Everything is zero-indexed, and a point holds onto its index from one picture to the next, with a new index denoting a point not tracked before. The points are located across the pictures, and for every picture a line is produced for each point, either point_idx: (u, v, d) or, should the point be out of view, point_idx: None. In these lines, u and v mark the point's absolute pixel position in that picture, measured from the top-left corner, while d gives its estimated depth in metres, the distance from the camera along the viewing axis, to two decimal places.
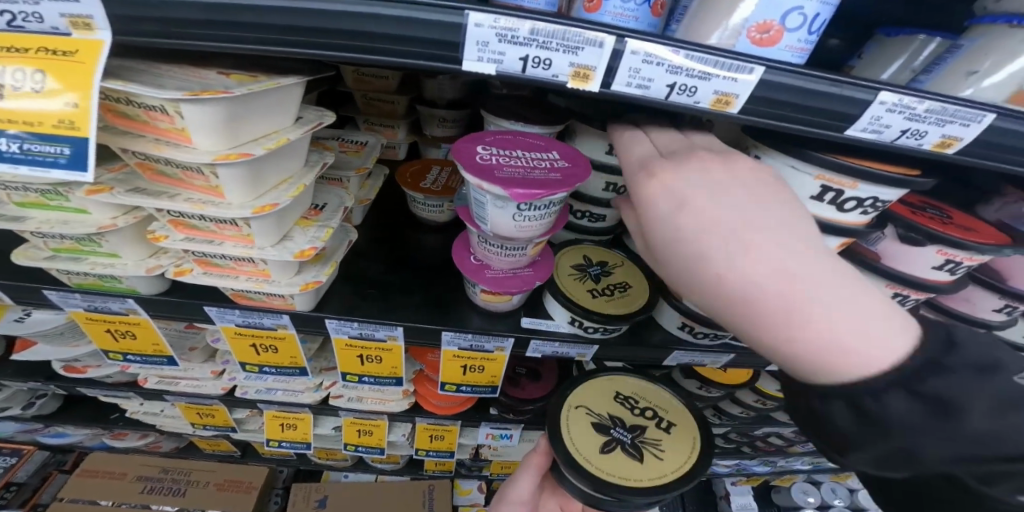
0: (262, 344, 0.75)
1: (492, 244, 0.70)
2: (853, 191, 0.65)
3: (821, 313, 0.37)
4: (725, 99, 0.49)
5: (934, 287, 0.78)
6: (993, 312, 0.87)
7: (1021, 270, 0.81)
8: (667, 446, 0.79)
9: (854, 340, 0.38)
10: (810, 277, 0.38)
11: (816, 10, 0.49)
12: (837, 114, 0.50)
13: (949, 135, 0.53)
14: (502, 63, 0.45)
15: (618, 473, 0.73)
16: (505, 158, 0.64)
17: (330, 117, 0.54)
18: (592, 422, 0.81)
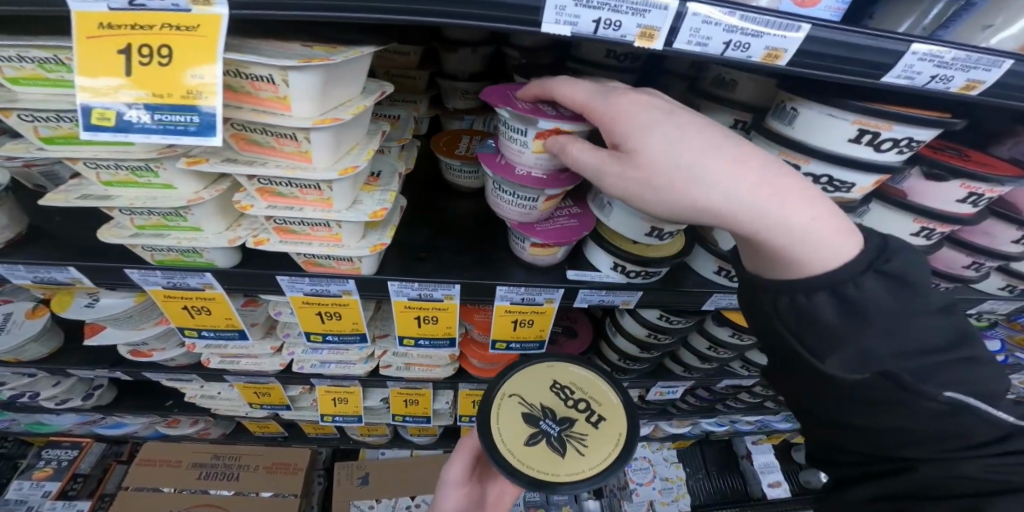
0: (328, 312, 0.78)
1: (506, 191, 0.71)
2: (888, 133, 0.56)
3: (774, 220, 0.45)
4: (775, 53, 0.45)
5: (972, 223, 0.66)
6: (1012, 245, 0.71)
7: None
8: (590, 441, 0.78)
9: (807, 238, 0.46)
10: (738, 175, 0.45)
11: None
12: (874, 65, 0.45)
13: (971, 81, 0.46)
14: (578, 26, 0.43)
15: (532, 462, 0.74)
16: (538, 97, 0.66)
17: (391, 87, 0.54)
18: (523, 411, 0.81)
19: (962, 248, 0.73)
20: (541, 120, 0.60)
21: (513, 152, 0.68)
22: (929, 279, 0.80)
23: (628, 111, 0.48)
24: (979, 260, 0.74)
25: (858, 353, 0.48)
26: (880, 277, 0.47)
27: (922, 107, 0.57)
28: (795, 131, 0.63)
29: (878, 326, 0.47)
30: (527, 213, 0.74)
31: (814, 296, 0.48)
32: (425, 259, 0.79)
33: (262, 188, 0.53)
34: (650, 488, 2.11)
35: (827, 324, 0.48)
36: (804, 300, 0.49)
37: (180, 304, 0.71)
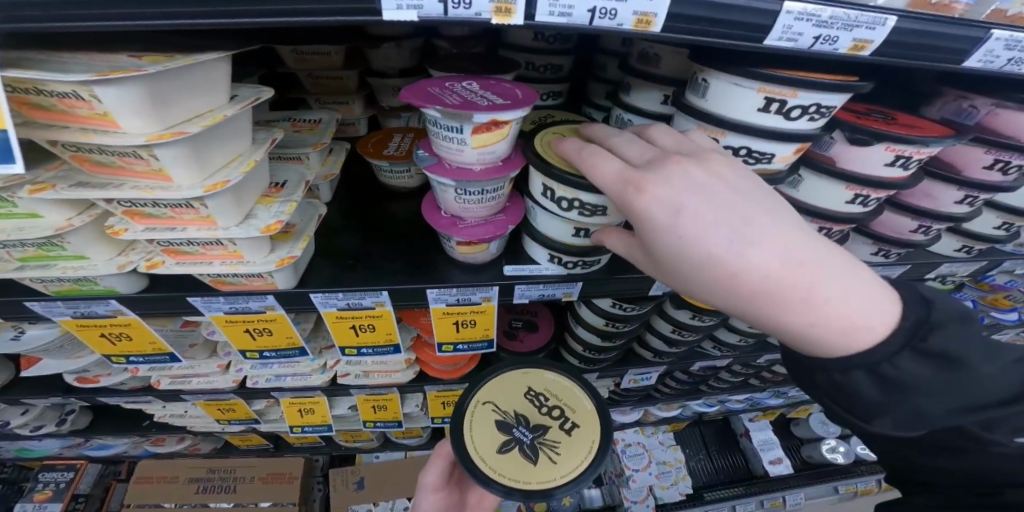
0: (256, 329, 0.76)
1: (442, 188, 0.66)
2: (794, 100, 0.53)
3: (832, 308, 0.41)
4: (646, 18, 0.42)
5: (905, 186, 0.63)
6: (954, 206, 0.67)
7: (976, 153, 0.61)
8: (564, 449, 0.72)
9: (854, 328, 0.42)
10: (795, 258, 0.40)
11: None
12: (748, 26, 0.42)
13: (857, 41, 0.42)
14: (423, 8, 0.39)
15: (501, 472, 0.69)
16: (458, 88, 0.58)
17: (266, 93, 0.50)
18: (495, 419, 0.75)
19: (905, 213, 0.69)
20: (474, 114, 0.53)
21: (451, 152, 0.61)
22: (879, 245, 0.75)
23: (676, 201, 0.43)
24: (926, 223, 0.71)
25: (911, 409, 0.46)
26: (919, 356, 0.44)
27: (828, 69, 0.54)
28: (713, 106, 0.59)
29: (925, 395, 0.45)
30: (491, 204, 0.70)
31: (849, 375, 0.44)
32: (354, 266, 0.77)
33: (129, 211, 0.51)
34: (647, 473, 2.09)
35: (864, 400, 0.46)
36: (840, 377, 0.45)
37: (98, 331, 0.71)
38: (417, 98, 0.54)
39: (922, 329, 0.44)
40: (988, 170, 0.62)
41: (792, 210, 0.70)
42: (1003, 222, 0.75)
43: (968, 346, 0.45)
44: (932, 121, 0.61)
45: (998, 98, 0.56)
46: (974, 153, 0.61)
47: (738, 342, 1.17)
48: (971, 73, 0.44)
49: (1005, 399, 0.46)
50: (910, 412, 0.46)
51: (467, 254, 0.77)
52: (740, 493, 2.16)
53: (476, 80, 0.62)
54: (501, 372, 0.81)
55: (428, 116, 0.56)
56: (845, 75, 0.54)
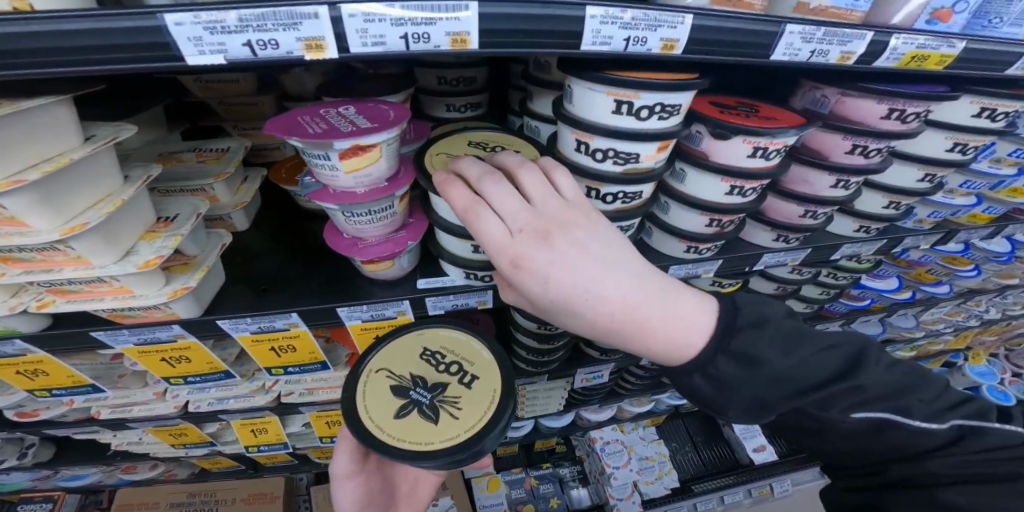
0: (173, 357, 0.78)
1: (337, 212, 0.68)
2: (640, 101, 0.55)
3: (662, 337, 0.51)
4: (461, 37, 0.45)
5: (774, 175, 0.65)
6: (830, 190, 0.69)
7: (833, 137, 0.63)
8: (465, 403, 0.71)
9: (683, 343, 0.53)
10: (638, 306, 0.49)
11: None
12: (557, 34, 0.46)
13: (664, 40, 0.48)
14: (227, 53, 0.40)
15: (399, 437, 0.67)
16: (328, 116, 0.61)
17: (125, 130, 0.52)
18: (390, 384, 0.73)
19: (787, 200, 0.71)
20: (334, 142, 0.56)
21: (330, 177, 0.62)
22: (777, 232, 0.77)
23: (551, 283, 0.46)
24: (812, 207, 0.72)
25: (749, 400, 0.56)
26: (733, 358, 0.54)
27: (668, 70, 0.56)
28: (577, 109, 0.61)
29: (753, 386, 0.55)
30: (387, 222, 0.71)
31: (690, 380, 0.55)
32: (267, 290, 0.78)
33: (2, 256, 0.53)
34: (628, 470, 2.08)
35: (704, 395, 0.57)
36: (686, 381, 0.56)
37: (14, 369, 0.74)
38: (280, 130, 0.57)
39: (732, 332, 0.54)
40: (850, 154, 0.64)
41: (680, 206, 0.72)
42: (889, 202, 0.78)
43: (770, 342, 0.55)
44: (791, 114, 0.64)
45: (841, 85, 0.60)
46: (832, 139, 0.63)
47: None
48: (774, 65, 0.50)
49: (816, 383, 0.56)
50: (750, 403, 0.56)
51: (375, 274, 0.79)
52: (729, 482, 2.18)
53: (352, 105, 0.65)
54: (396, 334, 0.80)
55: (299, 146, 0.58)
56: (692, 73, 0.57)
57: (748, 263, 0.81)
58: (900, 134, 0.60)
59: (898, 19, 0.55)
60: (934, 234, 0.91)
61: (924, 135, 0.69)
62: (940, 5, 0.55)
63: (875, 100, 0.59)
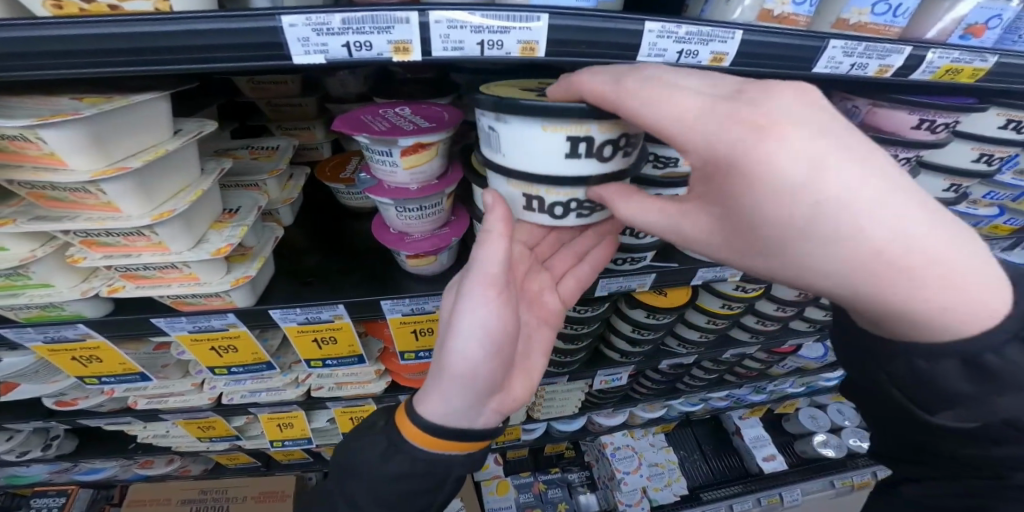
0: (221, 346, 0.80)
1: (389, 207, 0.71)
2: None
3: (951, 295, 0.38)
4: (530, 46, 0.48)
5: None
6: None
7: (863, 147, 0.66)
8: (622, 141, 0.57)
9: (978, 310, 0.39)
10: (936, 236, 0.36)
11: None
12: (618, 45, 0.49)
13: (715, 53, 0.51)
14: (328, 53, 0.43)
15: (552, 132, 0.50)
16: (389, 114, 0.64)
17: (209, 126, 0.54)
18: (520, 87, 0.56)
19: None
20: (398, 139, 0.59)
21: (387, 173, 0.65)
22: None
23: (816, 187, 0.36)
24: None
25: (994, 404, 0.45)
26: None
27: (711, 81, 0.60)
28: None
29: (1015, 390, 0.43)
30: (434, 218, 0.74)
31: (939, 363, 0.43)
32: (313, 282, 0.81)
33: (86, 240, 0.56)
34: (638, 475, 2.09)
35: (950, 389, 0.44)
36: (925, 364, 0.44)
37: (69, 355, 0.77)
38: (346, 126, 0.60)
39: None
40: (879, 163, 0.67)
41: None
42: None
43: None
44: None
45: (874, 97, 0.63)
46: None
47: (700, 338, 1.20)
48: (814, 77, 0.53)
49: None
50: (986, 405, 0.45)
51: (417, 268, 0.81)
52: (738, 491, 2.17)
53: (407, 105, 0.67)
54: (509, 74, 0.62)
55: (360, 143, 0.62)
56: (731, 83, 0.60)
57: None
58: (928, 145, 0.63)
59: (931, 35, 0.60)
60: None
61: (950, 146, 0.73)
62: (975, 20, 0.58)
63: (907, 112, 0.62)
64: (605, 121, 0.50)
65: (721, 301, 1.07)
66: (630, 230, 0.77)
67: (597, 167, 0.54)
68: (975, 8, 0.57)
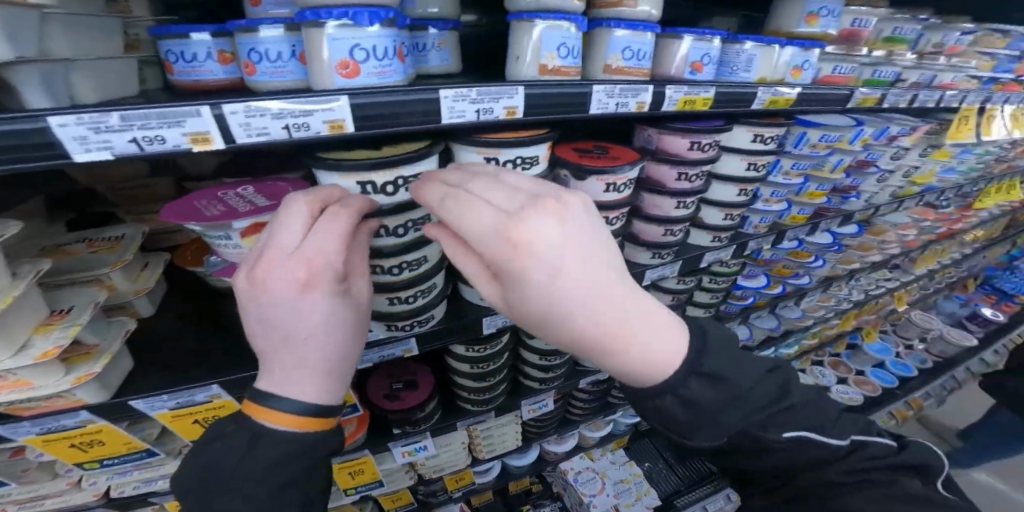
0: (83, 442, 0.74)
1: None
2: (503, 157, 0.68)
3: (639, 350, 0.49)
4: (336, 123, 0.51)
5: (628, 199, 0.81)
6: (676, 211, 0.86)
7: (664, 171, 0.82)
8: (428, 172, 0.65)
9: (665, 361, 0.51)
10: (616, 302, 0.46)
11: (375, 41, 0.51)
12: (422, 112, 0.54)
13: (507, 107, 0.59)
14: (114, 149, 0.43)
15: (350, 174, 0.59)
16: (229, 197, 0.64)
17: (11, 225, 0.53)
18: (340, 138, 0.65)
19: (645, 220, 0.87)
20: (234, 222, 0.59)
21: (233, 254, 0.65)
22: (653, 253, 0.91)
23: (549, 254, 0.43)
24: (670, 228, 0.88)
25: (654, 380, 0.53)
26: (700, 379, 0.54)
27: (525, 129, 0.69)
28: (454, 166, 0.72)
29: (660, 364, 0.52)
30: None
31: (664, 400, 0.53)
32: (185, 367, 0.77)
33: None
34: (604, 495, 2.04)
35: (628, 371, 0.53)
36: (659, 403, 0.54)
37: None
38: (178, 214, 0.59)
39: (700, 352, 0.55)
40: (680, 180, 0.83)
41: None
42: (726, 215, 0.97)
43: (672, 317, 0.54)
44: (633, 151, 0.82)
45: (657, 126, 0.80)
46: (663, 169, 0.82)
47: None
48: (590, 115, 0.63)
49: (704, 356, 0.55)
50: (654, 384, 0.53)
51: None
52: (710, 491, 2.27)
53: (250, 184, 0.68)
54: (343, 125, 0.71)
55: (199, 230, 0.61)
56: (541, 130, 0.71)
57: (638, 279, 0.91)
58: (703, 160, 0.80)
59: (672, 71, 0.75)
60: (768, 236, 1.12)
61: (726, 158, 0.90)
62: (694, 58, 0.75)
63: (682, 136, 0.79)
64: (377, 169, 0.59)
65: None
66: None
67: (390, 200, 0.62)
68: (690, 48, 0.74)
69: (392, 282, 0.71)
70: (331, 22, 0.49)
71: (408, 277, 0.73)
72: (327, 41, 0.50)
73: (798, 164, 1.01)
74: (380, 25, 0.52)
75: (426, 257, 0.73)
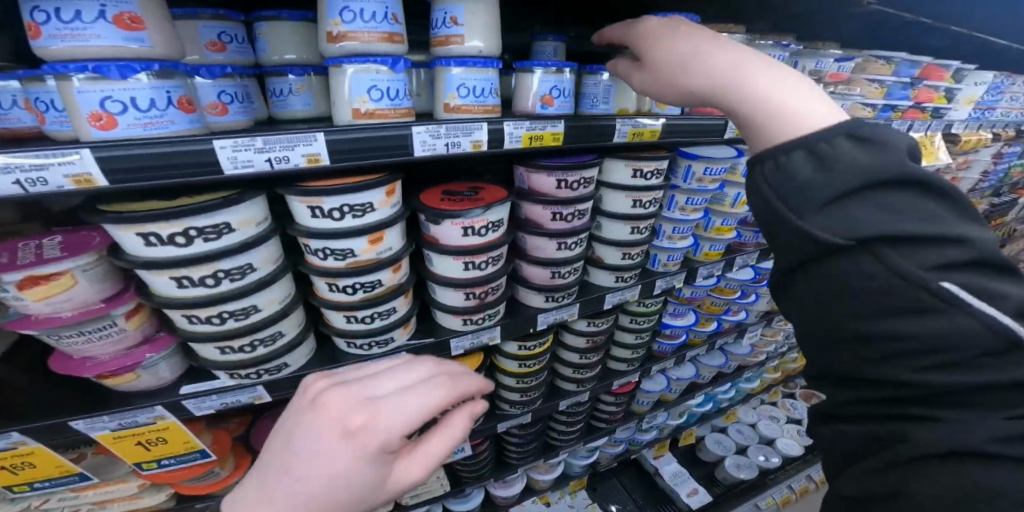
0: None
1: (55, 339, 0.63)
2: (327, 205, 0.65)
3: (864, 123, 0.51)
4: (81, 177, 0.50)
5: (500, 242, 0.83)
6: (556, 251, 0.93)
7: (537, 214, 0.87)
8: (236, 219, 0.60)
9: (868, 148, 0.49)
10: (781, 81, 0.57)
11: (131, 92, 0.50)
12: (196, 162, 0.53)
13: (306, 155, 0.57)
14: None
15: (132, 226, 0.55)
16: (21, 249, 0.61)
17: None
18: (138, 193, 0.62)
19: (533, 263, 0.95)
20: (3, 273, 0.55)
21: (22, 308, 0.60)
22: (543, 294, 0.99)
23: (767, 80, 0.58)
24: (554, 269, 0.95)
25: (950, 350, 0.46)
26: (917, 257, 0.46)
27: (357, 175, 0.67)
28: (295, 215, 0.69)
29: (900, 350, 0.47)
30: (118, 337, 0.66)
31: (860, 259, 0.48)
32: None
33: None
34: None
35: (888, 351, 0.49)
36: (869, 260, 0.47)
37: None
38: None
39: (883, 230, 0.47)
40: (555, 221, 0.89)
41: (443, 285, 0.84)
42: (623, 254, 1.06)
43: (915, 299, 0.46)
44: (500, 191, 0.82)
45: (527, 165, 0.84)
46: (537, 210, 0.88)
47: (522, 397, 1.23)
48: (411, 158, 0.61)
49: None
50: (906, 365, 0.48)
51: (118, 390, 0.68)
52: None
53: (57, 235, 0.66)
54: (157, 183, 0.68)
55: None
56: (376, 174, 0.68)
57: (531, 324, 1.00)
58: (567, 200, 0.85)
59: (523, 105, 0.77)
60: (678, 273, 1.23)
61: (609, 195, 0.97)
62: (544, 92, 0.76)
63: (548, 175, 0.84)
64: (158, 220, 0.55)
65: (517, 361, 1.16)
66: (353, 317, 0.78)
67: (185, 251, 0.58)
68: (540, 81, 0.75)
69: (215, 332, 0.66)
70: (76, 76, 0.49)
71: (238, 326, 0.67)
72: (77, 96, 0.50)
73: (690, 199, 1.10)
74: (147, 76, 0.51)
75: (254, 306, 0.67)
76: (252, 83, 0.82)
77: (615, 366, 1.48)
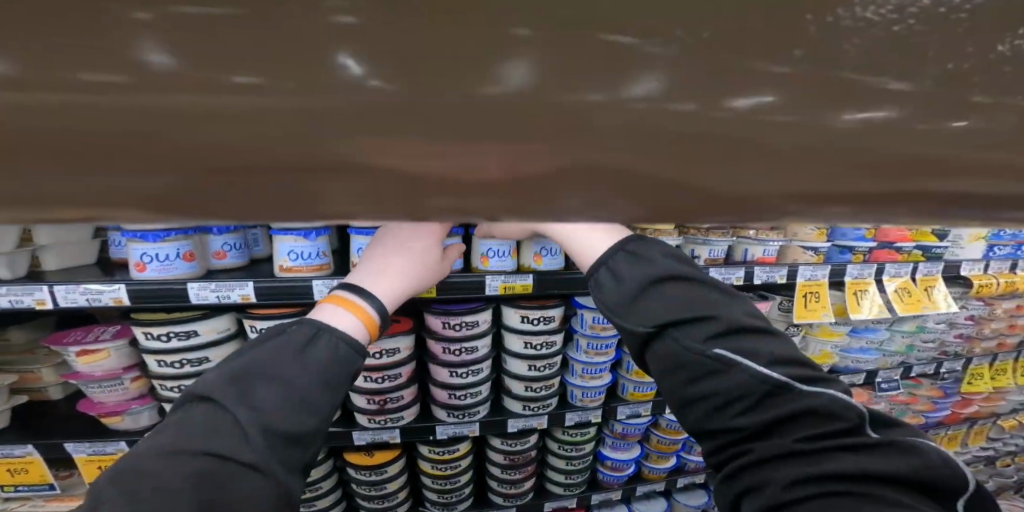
0: (13, 468, 1.21)
1: (93, 386, 1.12)
2: (259, 324, 0.97)
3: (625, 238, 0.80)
4: (117, 297, 0.88)
5: (395, 365, 1.06)
6: (451, 377, 1.13)
7: (433, 346, 1.10)
8: (200, 330, 0.99)
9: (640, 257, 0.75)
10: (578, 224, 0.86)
11: (154, 251, 0.89)
12: (175, 295, 0.90)
13: (242, 293, 0.90)
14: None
15: (141, 328, 0.96)
16: (86, 331, 1.11)
17: None
18: (156, 309, 1.01)
19: (437, 386, 1.14)
20: (74, 348, 1.05)
21: (77, 365, 1.09)
22: (446, 410, 1.18)
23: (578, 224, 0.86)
24: (449, 391, 1.15)
25: (801, 418, 0.61)
26: (727, 369, 0.65)
27: (285, 306, 0.99)
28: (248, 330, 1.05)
29: (771, 421, 0.61)
30: (122, 391, 1.15)
31: (705, 375, 0.66)
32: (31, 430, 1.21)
33: None
34: None
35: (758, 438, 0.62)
36: (710, 375, 0.66)
37: None
38: (50, 340, 1.06)
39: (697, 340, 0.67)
40: (446, 352, 1.10)
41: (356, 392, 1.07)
42: (524, 384, 1.21)
43: (738, 392, 0.64)
44: (404, 320, 1.07)
45: (426, 305, 1.06)
46: (432, 343, 1.10)
47: (439, 498, 1.36)
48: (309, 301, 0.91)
49: (793, 404, 0.61)
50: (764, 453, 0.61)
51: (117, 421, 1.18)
52: None
53: (107, 322, 1.16)
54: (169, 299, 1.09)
55: (59, 351, 1.07)
56: (299, 307, 1.00)
57: (430, 433, 1.18)
58: (453, 337, 1.06)
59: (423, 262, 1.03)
60: (598, 409, 1.32)
61: (508, 336, 1.15)
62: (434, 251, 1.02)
63: (436, 317, 1.06)
64: (155, 325, 0.95)
65: (433, 463, 1.31)
66: None
67: (164, 346, 0.98)
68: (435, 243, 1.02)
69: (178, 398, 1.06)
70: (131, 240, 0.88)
71: None
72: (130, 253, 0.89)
73: (590, 343, 1.20)
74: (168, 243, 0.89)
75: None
76: (263, 230, 1.13)
77: (552, 488, 1.53)
